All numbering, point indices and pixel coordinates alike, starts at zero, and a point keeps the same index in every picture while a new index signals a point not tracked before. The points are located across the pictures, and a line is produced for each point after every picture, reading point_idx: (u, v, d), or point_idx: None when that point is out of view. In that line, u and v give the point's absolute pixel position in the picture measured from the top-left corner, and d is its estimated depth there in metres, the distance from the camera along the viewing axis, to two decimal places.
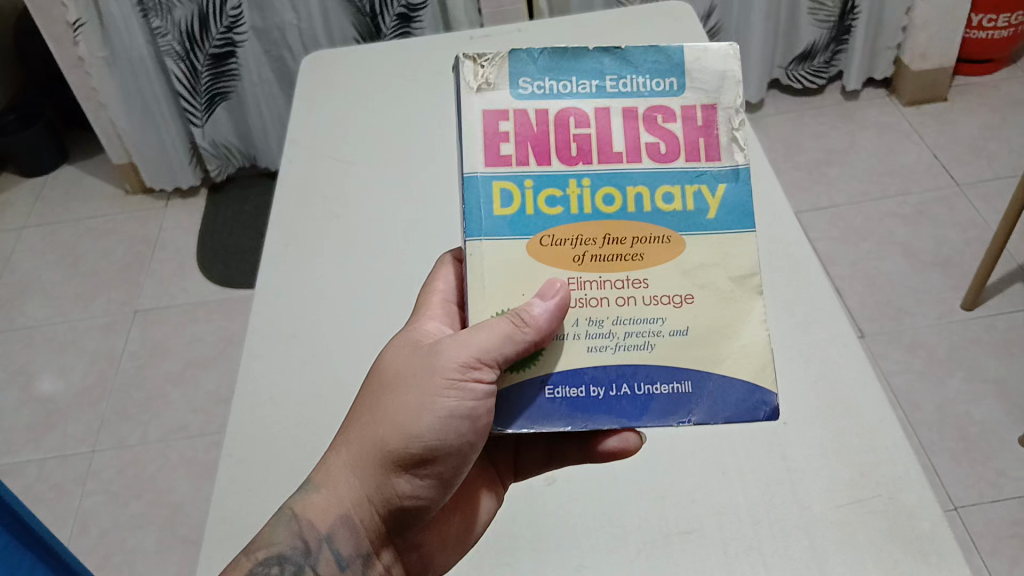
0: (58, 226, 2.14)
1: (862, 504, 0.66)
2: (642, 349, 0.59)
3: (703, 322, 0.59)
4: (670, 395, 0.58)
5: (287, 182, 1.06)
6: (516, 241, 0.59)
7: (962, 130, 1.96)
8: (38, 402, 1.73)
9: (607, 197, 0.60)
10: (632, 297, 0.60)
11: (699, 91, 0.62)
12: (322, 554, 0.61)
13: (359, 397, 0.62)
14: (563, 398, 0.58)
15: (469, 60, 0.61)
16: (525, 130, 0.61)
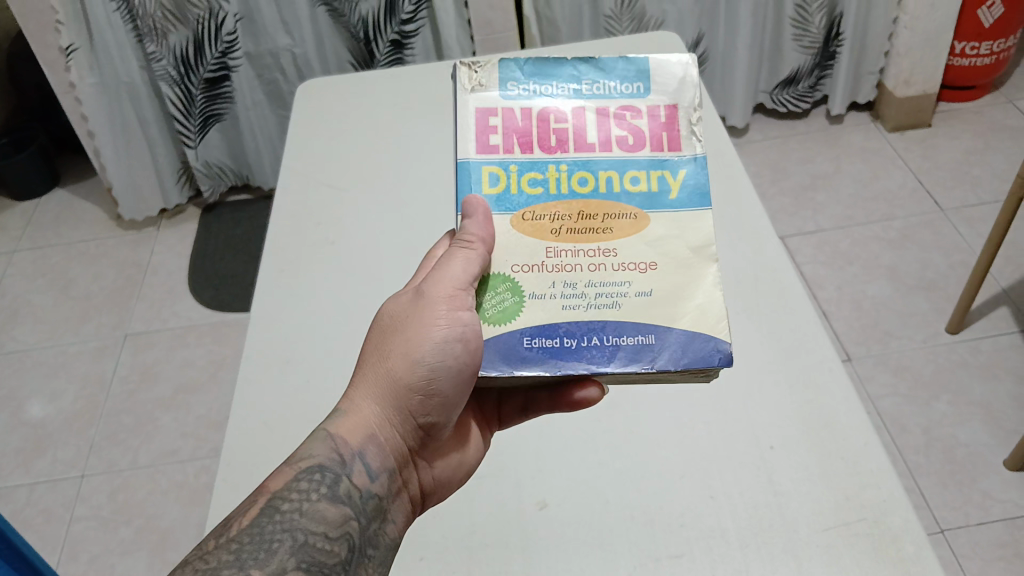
0: (49, 249, 2.15)
1: (848, 528, 0.67)
2: (611, 307, 0.66)
3: (665, 285, 0.66)
4: (635, 344, 0.64)
5: (281, 207, 1.08)
6: (501, 216, 0.69)
7: (946, 155, 1.99)
8: (27, 427, 1.72)
9: (581, 180, 0.70)
10: (603, 264, 0.67)
11: (661, 93, 0.73)
12: (355, 467, 0.64)
13: (366, 340, 0.68)
14: (539, 348, 0.64)
15: (465, 67, 0.73)
16: (511, 124, 0.72)
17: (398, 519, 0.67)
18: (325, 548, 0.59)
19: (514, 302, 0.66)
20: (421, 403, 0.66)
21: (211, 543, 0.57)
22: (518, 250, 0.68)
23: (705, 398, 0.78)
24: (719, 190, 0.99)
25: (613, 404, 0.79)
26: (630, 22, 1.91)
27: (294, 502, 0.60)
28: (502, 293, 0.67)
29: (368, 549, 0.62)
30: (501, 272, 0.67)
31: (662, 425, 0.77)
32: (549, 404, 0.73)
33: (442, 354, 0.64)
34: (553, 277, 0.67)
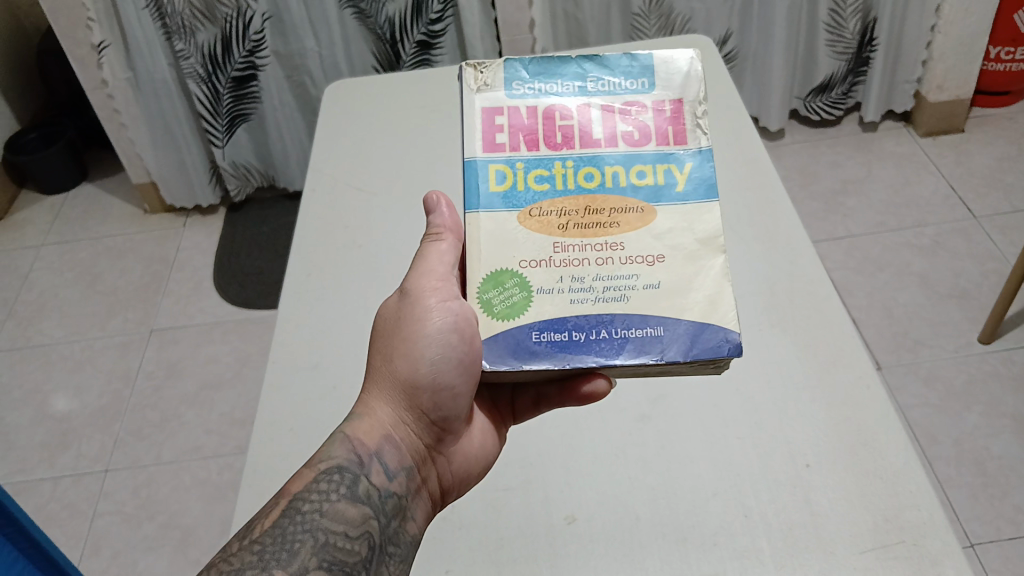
0: (76, 244, 2.16)
1: (888, 551, 0.65)
2: (619, 300, 0.64)
3: (673, 277, 0.65)
4: (644, 337, 0.63)
5: (310, 210, 1.07)
6: (508, 212, 0.67)
7: (978, 161, 1.96)
8: (53, 420, 1.73)
9: (588, 175, 0.69)
10: (610, 258, 0.66)
11: (667, 89, 0.71)
12: (374, 467, 0.65)
13: (372, 343, 0.70)
14: (547, 342, 0.63)
15: (470, 67, 0.72)
16: (517, 121, 0.71)
17: (419, 517, 0.68)
18: (345, 548, 0.61)
19: (523, 297, 0.65)
20: (428, 399, 0.67)
21: (236, 545, 0.59)
22: (525, 244, 0.66)
23: (740, 413, 0.77)
24: (753, 200, 0.97)
25: (644, 418, 0.78)
26: (659, 22, 1.89)
27: (315, 502, 0.62)
28: (510, 289, 0.65)
29: (389, 548, 0.63)
30: (509, 267, 0.66)
31: (695, 440, 0.76)
32: (559, 398, 0.73)
33: (439, 346, 0.65)
34: (560, 272, 0.66)
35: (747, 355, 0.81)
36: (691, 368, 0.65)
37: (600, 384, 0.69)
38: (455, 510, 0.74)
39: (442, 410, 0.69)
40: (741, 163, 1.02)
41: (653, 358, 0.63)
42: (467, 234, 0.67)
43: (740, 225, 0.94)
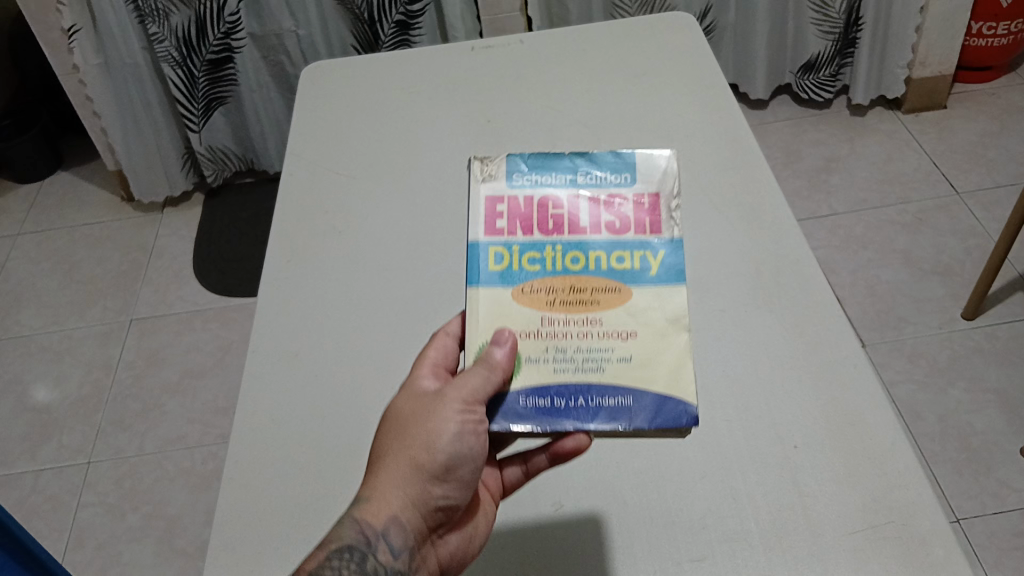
0: (53, 233, 2.13)
1: (876, 531, 0.65)
2: (595, 370, 0.68)
3: (645, 350, 0.69)
4: (616, 407, 0.67)
5: (288, 195, 1.05)
6: (504, 289, 0.73)
7: (960, 138, 1.96)
8: (34, 412, 1.71)
9: (574, 256, 0.74)
10: (589, 331, 0.70)
11: (645, 184, 0.80)
12: (380, 546, 0.59)
13: (379, 433, 0.64)
14: (531, 406, 0.67)
15: (480, 162, 0.83)
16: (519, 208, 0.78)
17: None
18: None
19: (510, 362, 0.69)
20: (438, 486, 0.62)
21: None
22: (517, 317, 0.71)
23: (727, 395, 0.76)
24: (735, 179, 0.97)
25: None
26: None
27: None
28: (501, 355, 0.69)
29: None
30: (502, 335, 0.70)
31: None
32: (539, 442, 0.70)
33: (458, 440, 0.61)
34: (547, 343, 0.69)
35: (733, 336, 0.80)
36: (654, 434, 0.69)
37: (574, 444, 0.67)
38: None
39: (449, 496, 0.62)
40: (724, 144, 1.02)
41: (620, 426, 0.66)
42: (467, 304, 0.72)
43: (723, 206, 0.93)
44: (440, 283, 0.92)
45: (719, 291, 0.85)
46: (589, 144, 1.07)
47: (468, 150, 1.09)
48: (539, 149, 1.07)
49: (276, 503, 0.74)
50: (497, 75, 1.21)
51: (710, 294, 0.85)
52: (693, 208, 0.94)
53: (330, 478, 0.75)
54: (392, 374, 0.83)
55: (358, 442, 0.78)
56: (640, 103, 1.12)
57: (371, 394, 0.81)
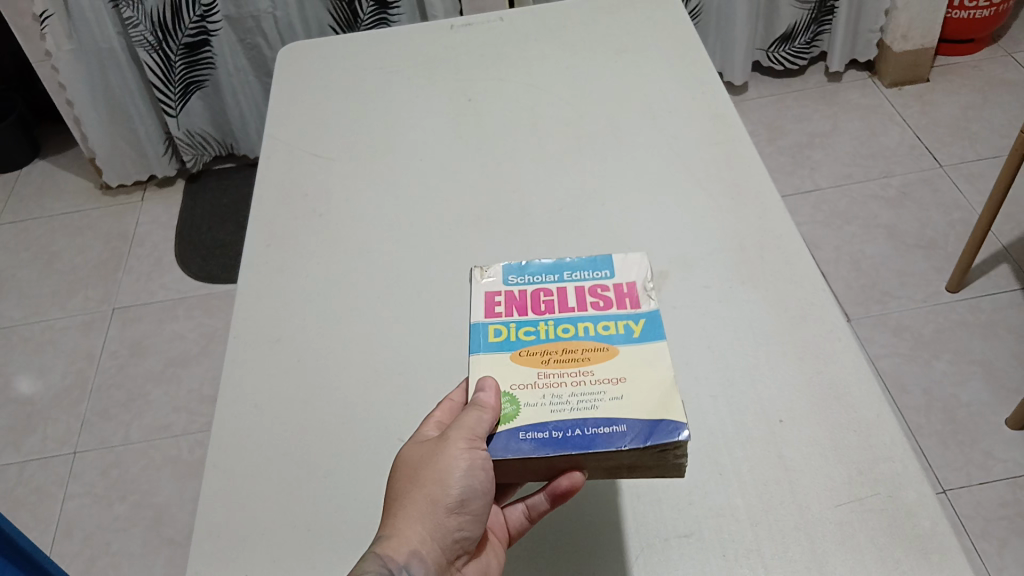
0: (31, 223, 2.10)
1: (863, 503, 0.65)
2: (589, 408, 0.64)
3: (638, 389, 0.65)
4: (612, 435, 0.62)
5: (267, 178, 1.04)
6: (500, 354, 0.70)
7: (942, 111, 1.96)
8: (17, 404, 1.69)
9: (567, 329, 0.72)
10: (582, 380, 0.67)
11: (627, 274, 0.77)
12: None
13: (390, 483, 0.62)
14: (528, 440, 0.63)
15: (478, 270, 0.80)
16: (511, 297, 0.76)
17: None
18: None
19: (511, 406, 0.66)
20: (456, 522, 0.60)
21: None
22: (513, 375, 0.68)
23: (712, 371, 0.76)
24: (719, 154, 0.96)
25: None
26: None
27: None
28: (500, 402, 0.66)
29: None
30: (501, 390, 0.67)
31: None
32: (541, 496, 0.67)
33: (470, 469, 0.60)
34: (542, 392, 0.66)
35: (717, 313, 0.80)
36: (653, 465, 0.63)
37: (568, 484, 0.64)
38: None
39: (467, 532, 0.60)
40: (707, 120, 1.01)
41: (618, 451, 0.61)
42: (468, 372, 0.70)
43: (708, 182, 0.93)
44: (422, 263, 0.91)
45: (702, 267, 0.84)
46: (572, 122, 1.06)
47: (449, 129, 1.08)
48: (521, 127, 1.06)
49: (261, 489, 0.73)
50: (477, 54, 1.19)
51: (694, 270, 0.84)
52: (677, 186, 0.94)
53: (314, 462, 0.75)
54: (375, 356, 0.82)
55: (342, 425, 0.77)
56: (623, 80, 1.11)
57: (355, 377, 0.81)
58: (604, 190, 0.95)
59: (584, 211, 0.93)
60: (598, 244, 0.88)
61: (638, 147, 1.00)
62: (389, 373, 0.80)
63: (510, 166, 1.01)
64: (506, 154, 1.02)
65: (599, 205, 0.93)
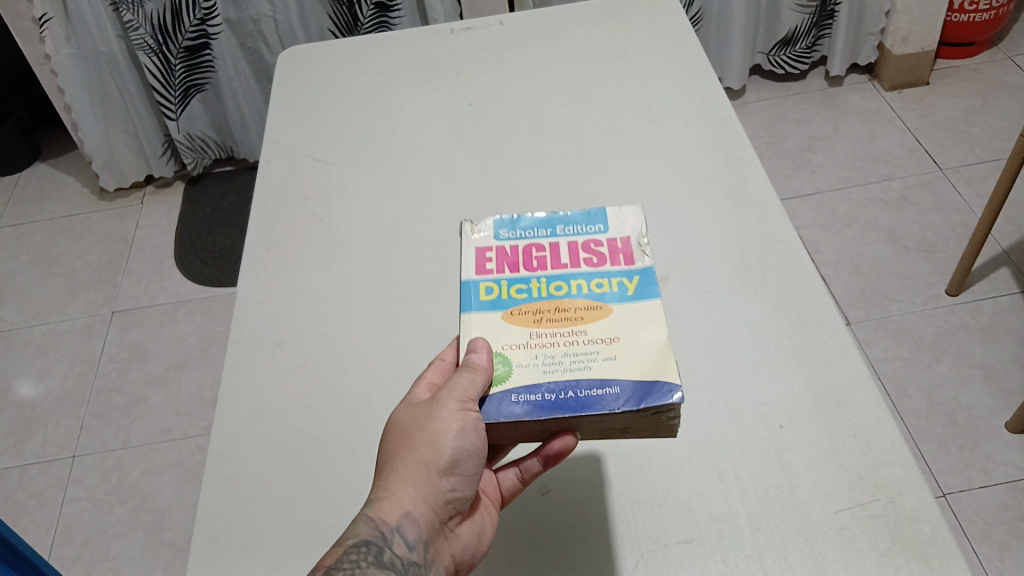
0: (31, 226, 2.10)
1: (863, 509, 0.65)
2: (582, 368, 0.67)
3: (628, 350, 0.68)
4: (605, 395, 0.65)
5: (267, 182, 1.04)
6: (495, 313, 0.73)
7: (943, 114, 1.96)
8: (17, 407, 1.69)
9: (559, 287, 0.75)
10: (574, 341, 0.70)
11: (620, 232, 0.81)
12: (395, 537, 0.60)
13: (385, 442, 0.65)
14: (525, 403, 0.66)
15: (468, 223, 0.85)
16: (501, 251, 0.81)
17: None
18: None
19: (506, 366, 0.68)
20: (448, 481, 0.62)
21: None
22: (507, 334, 0.71)
23: (713, 375, 0.75)
24: (720, 159, 0.96)
25: None
26: None
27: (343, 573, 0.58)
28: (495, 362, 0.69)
29: None
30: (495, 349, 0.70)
31: None
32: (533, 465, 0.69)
33: (462, 432, 0.63)
34: (535, 351, 0.69)
35: (718, 317, 0.80)
36: (647, 425, 0.66)
37: (561, 446, 0.67)
38: None
39: (459, 489, 0.63)
40: (708, 124, 1.01)
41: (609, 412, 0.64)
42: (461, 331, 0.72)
43: (708, 186, 0.93)
44: (423, 268, 0.91)
45: (702, 271, 0.84)
46: (572, 126, 1.06)
47: (449, 133, 1.08)
48: (521, 131, 1.06)
49: (261, 494, 0.73)
50: (478, 58, 1.19)
51: (695, 274, 0.84)
52: (677, 190, 0.94)
53: (314, 467, 0.74)
54: (375, 360, 0.82)
55: (343, 429, 0.77)
56: (622, 83, 1.11)
57: (355, 381, 0.81)
58: (604, 194, 0.95)
59: None
60: None
61: (638, 151, 1.00)
62: (389, 377, 0.80)
63: (510, 169, 1.01)
64: (506, 157, 1.02)
65: (599, 209, 0.93)
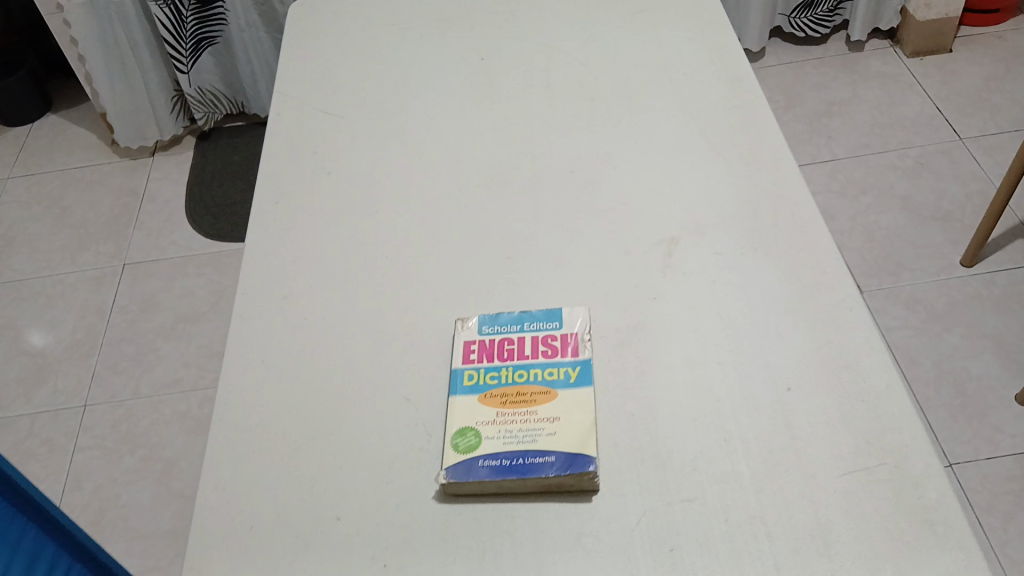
0: (43, 177, 2.10)
1: (870, 473, 0.65)
2: (531, 441, 0.69)
3: (574, 429, 0.69)
4: (546, 464, 0.67)
5: (276, 134, 1.03)
6: (467, 393, 0.73)
7: (964, 81, 1.92)
8: (29, 356, 1.70)
9: (522, 372, 0.74)
10: (528, 418, 0.71)
11: None
12: None
13: None
14: (487, 467, 0.67)
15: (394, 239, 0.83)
16: (485, 344, 0.77)
17: None
18: None
19: (470, 437, 0.70)
20: None
21: None
22: (473, 410, 0.72)
23: (721, 337, 0.75)
24: (736, 119, 0.94)
25: (623, 344, 0.76)
26: None
27: None
28: (462, 435, 0.70)
29: None
30: (463, 424, 0.71)
31: (675, 365, 0.74)
32: None
33: None
34: (498, 428, 0.70)
35: (728, 279, 0.79)
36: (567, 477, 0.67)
37: None
38: (432, 441, 0.71)
39: None
40: (724, 84, 0.99)
41: (544, 478, 0.66)
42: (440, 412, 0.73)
43: (723, 146, 0.92)
44: (432, 224, 0.90)
45: (714, 232, 0.84)
46: (586, 83, 1.04)
47: (460, 88, 1.06)
48: (534, 87, 1.04)
49: (267, 443, 0.73)
50: (492, 12, 1.17)
51: (706, 236, 0.83)
52: (691, 151, 0.92)
53: (319, 418, 0.75)
54: (382, 315, 0.82)
55: (348, 383, 0.77)
56: (639, 40, 1.09)
57: (361, 335, 0.80)
58: (616, 153, 0.94)
59: (595, 174, 0.92)
60: (609, 210, 0.88)
61: (652, 109, 0.98)
62: (396, 332, 0.80)
63: (522, 126, 0.99)
64: (518, 114, 1.01)
65: (611, 168, 0.92)
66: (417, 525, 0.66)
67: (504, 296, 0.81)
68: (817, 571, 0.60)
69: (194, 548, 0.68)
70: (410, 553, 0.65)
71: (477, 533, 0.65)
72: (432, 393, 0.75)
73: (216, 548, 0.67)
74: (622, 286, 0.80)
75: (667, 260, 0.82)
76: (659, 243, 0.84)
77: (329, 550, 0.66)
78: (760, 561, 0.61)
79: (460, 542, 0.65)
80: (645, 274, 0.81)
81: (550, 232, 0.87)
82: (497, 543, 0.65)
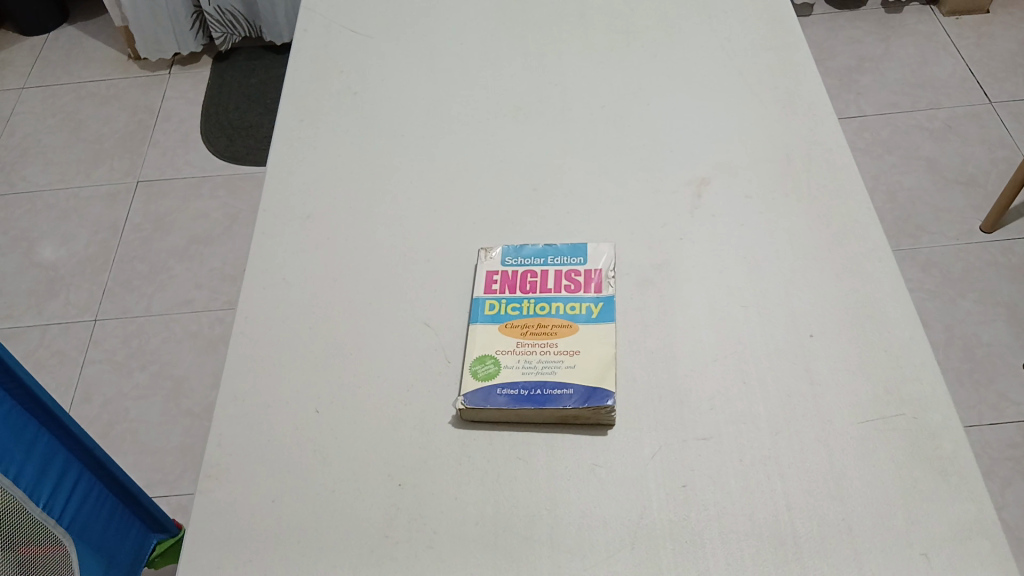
0: (58, 88, 2.08)
1: (886, 421, 0.65)
2: (550, 373, 0.68)
3: (593, 363, 0.69)
4: (563, 396, 0.67)
5: (302, 51, 1.01)
6: (490, 324, 0.73)
7: (1000, 44, 1.88)
8: (40, 268, 1.71)
9: (544, 305, 0.73)
10: (548, 350, 0.70)
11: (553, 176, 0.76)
12: None
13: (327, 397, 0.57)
14: (507, 396, 0.67)
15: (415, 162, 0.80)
16: (507, 275, 0.76)
17: None
18: None
19: (491, 366, 0.70)
20: None
21: None
22: (495, 340, 0.71)
23: (745, 281, 0.75)
24: (774, 60, 0.93)
25: (646, 283, 0.76)
26: None
27: None
28: (483, 364, 0.70)
29: None
30: (484, 354, 0.71)
31: (697, 304, 0.74)
32: None
33: None
34: (518, 358, 0.70)
35: (758, 223, 0.79)
36: (586, 415, 0.67)
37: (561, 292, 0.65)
38: (450, 365, 0.72)
39: None
40: (764, 24, 0.97)
41: (561, 409, 0.66)
42: (463, 342, 0.73)
43: (759, 89, 0.90)
44: (457, 152, 0.89)
45: (744, 176, 0.83)
46: (621, 15, 1.02)
47: (492, 14, 1.04)
48: (568, 18, 1.02)
49: (286, 358, 0.74)
50: None
51: (736, 179, 0.83)
52: (727, 91, 0.91)
53: (339, 337, 0.75)
54: (405, 239, 0.81)
55: (368, 304, 0.77)
56: None
57: (383, 258, 0.80)
58: (649, 90, 0.92)
59: (627, 109, 0.91)
60: (639, 147, 0.87)
61: (689, 46, 0.97)
62: (419, 258, 0.80)
63: (554, 56, 0.97)
64: (551, 42, 0.99)
65: (642, 104, 0.91)
66: (433, 446, 0.67)
67: (530, 227, 0.81)
68: (828, 514, 0.61)
69: (212, 458, 0.68)
70: (426, 473, 0.66)
71: (492, 457, 0.66)
72: (452, 319, 0.75)
73: (234, 458, 0.68)
74: (649, 225, 0.80)
75: (696, 201, 0.81)
76: (688, 183, 0.83)
77: (346, 465, 0.67)
78: (772, 500, 0.62)
79: (475, 465, 0.66)
80: (672, 215, 0.80)
81: (577, 166, 0.86)
82: (512, 468, 0.65)
